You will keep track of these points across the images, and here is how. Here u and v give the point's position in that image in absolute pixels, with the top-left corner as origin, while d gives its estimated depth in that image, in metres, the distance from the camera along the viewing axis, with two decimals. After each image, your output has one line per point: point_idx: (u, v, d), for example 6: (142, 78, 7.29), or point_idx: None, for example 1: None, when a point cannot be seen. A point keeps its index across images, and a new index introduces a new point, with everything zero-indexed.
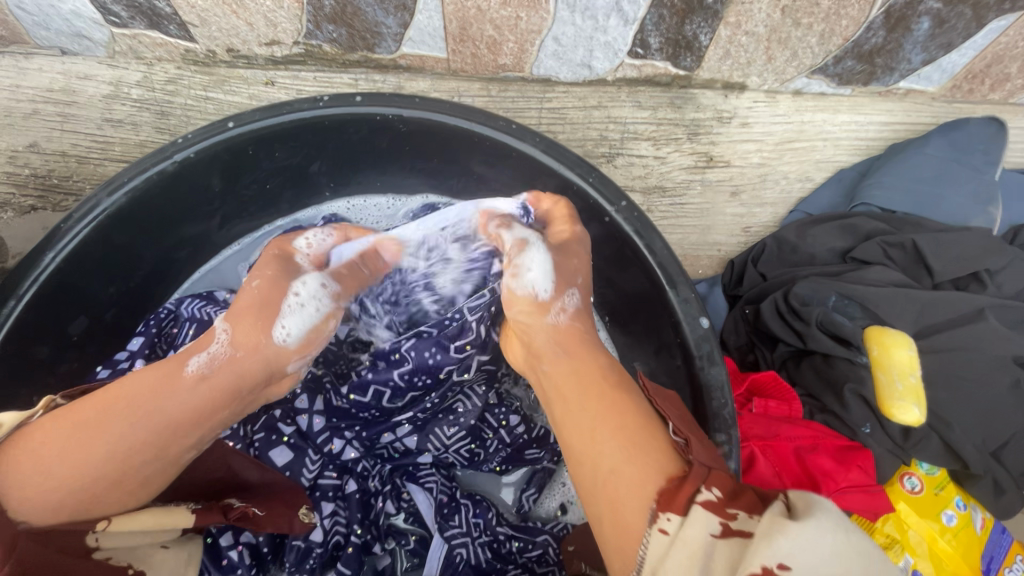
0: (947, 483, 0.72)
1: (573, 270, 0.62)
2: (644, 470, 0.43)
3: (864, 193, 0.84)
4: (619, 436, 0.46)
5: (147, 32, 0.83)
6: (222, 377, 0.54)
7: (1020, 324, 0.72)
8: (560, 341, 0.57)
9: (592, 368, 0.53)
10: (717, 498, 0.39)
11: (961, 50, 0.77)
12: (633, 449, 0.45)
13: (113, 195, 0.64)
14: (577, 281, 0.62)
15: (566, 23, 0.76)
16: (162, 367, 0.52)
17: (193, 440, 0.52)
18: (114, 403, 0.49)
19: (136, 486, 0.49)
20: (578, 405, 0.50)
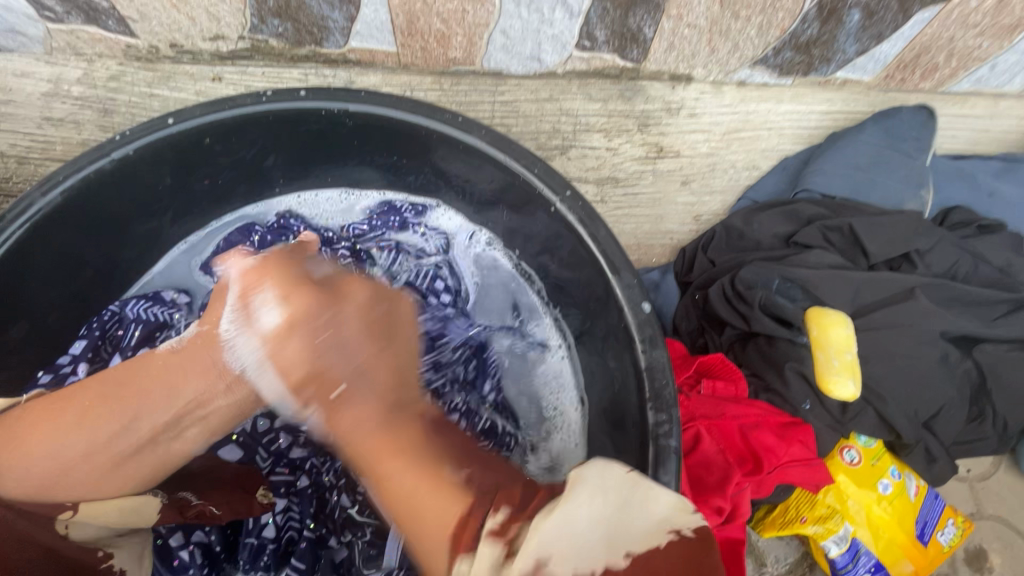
0: (884, 455, 0.76)
1: (320, 327, 0.56)
2: (440, 511, 0.44)
3: (806, 179, 0.87)
4: (422, 479, 0.46)
5: (84, 27, 0.81)
6: (193, 353, 0.57)
7: (948, 302, 0.76)
8: (352, 416, 0.53)
9: (387, 448, 0.50)
10: (497, 524, 0.41)
11: (891, 41, 0.81)
12: (425, 496, 0.45)
13: (49, 194, 0.63)
14: (318, 331, 0.56)
15: (512, 16, 0.77)
16: (130, 364, 0.57)
17: (159, 421, 0.55)
18: (95, 382, 0.55)
19: (99, 467, 0.54)
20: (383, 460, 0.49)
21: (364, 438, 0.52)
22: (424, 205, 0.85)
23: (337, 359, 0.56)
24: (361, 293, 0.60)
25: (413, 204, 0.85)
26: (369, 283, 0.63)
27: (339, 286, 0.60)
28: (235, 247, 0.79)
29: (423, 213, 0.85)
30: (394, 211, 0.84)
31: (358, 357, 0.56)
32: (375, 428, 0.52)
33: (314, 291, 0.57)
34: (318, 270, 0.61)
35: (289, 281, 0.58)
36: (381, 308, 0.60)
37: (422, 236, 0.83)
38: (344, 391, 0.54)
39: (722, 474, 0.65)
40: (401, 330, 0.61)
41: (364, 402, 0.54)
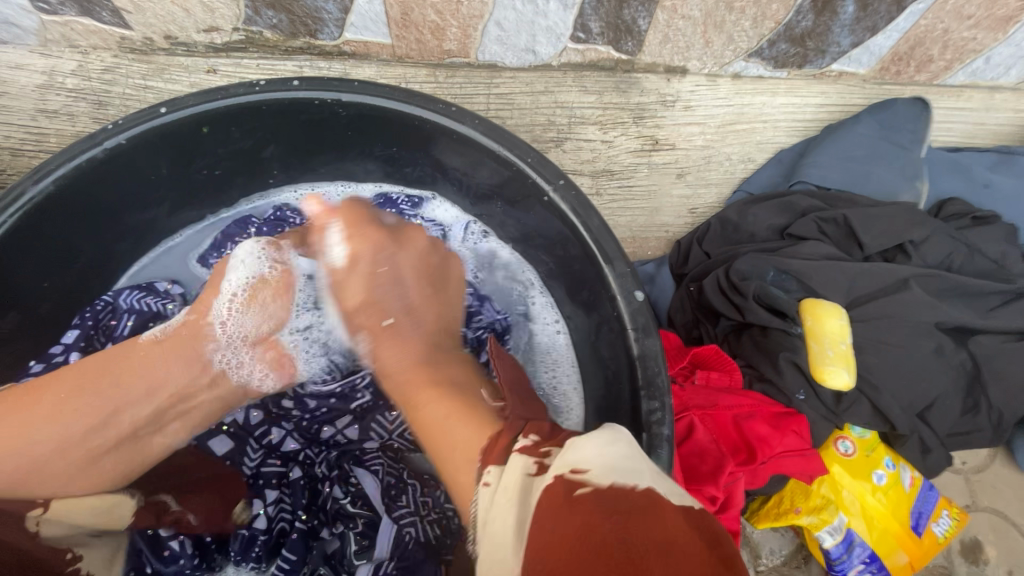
0: (878, 445, 0.76)
1: (381, 277, 0.70)
2: (469, 439, 0.50)
3: (802, 171, 0.87)
4: (450, 411, 0.54)
5: (79, 19, 0.80)
6: (178, 351, 0.62)
7: (943, 292, 0.76)
8: (402, 354, 0.65)
9: (420, 377, 0.61)
10: (529, 442, 0.45)
11: (886, 33, 0.81)
12: (456, 422, 0.53)
13: (40, 184, 0.63)
14: (380, 266, 0.70)
15: (506, 8, 0.77)
16: (106, 356, 0.60)
17: (139, 415, 0.59)
18: (66, 376, 0.56)
19: (77, 460, 0.56)
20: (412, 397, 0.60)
21: (406, 365, 0.64)
22: (420, 196, 0.85)
23: (393, 300, 0.70)
24: (418, 246, 0.73)
25: (409, 196, 0.85)
26: (428, 236, 0.77)
27: (405, 232, 0.74)
28: (232, 239, 0.80)
29: (419, 204, 0.85)
30: (389, 203, 0.84)
31: (409, 297, 0.70)
32: (413, 359, 0.64)
33: (383, 233, 0.72)
34: (391, 220, 0.75)
35: (355, 219, 0.72)
36: (432, 258, 0.74)
37: (419, 227, 0.84)
38: (394, 321, 0.68)
39: (717, 465, 0.64)
40: (448, 284, 0.75)
41: (409, 338, 0.67)
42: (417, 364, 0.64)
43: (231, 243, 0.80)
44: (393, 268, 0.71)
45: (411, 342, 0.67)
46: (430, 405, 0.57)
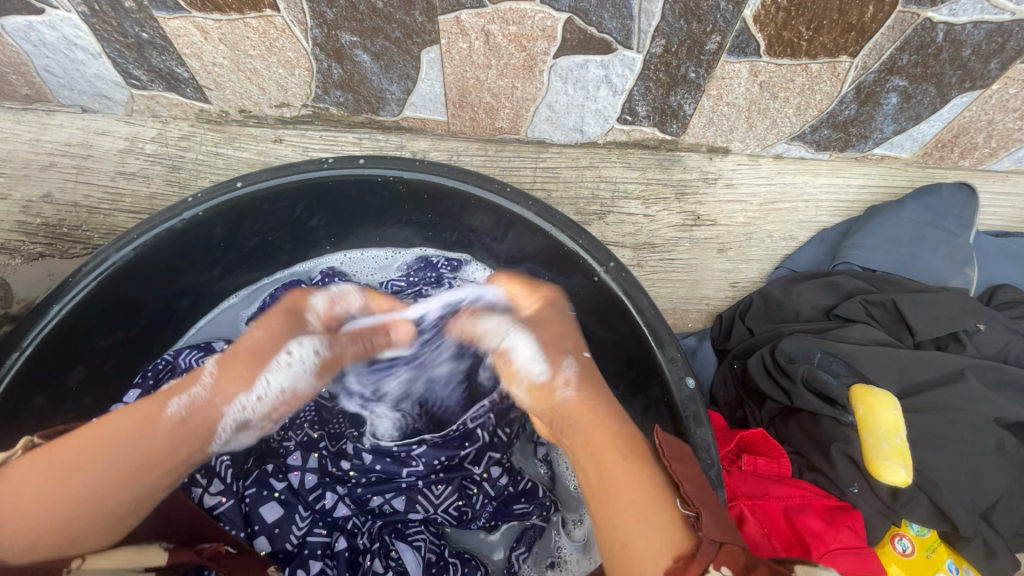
0: (938, 545, 0.73)
1: (560, 339, 0.67)
2: (654, 546, 0.48)
3: (845, 253, 0.87)
4: (633, 511, 0.51)
5: (165, 94, 0.88)
6: (203, 423, 0.58)
7: (1002, 385, 0.74)
8: (574, 415, 0.61)
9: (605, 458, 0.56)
10: None
11: (929, 121, 0.83)
12: (641, 526, 0.50)
13: (122, 251, 0.67)
14: (567, 349, 0.66)
15: (558, 92, 0.81)
16: (141, 408, 0.56)
17: (159, 480, 0.55)
18: (90, 445, 0.53)
19: (104, 526, 0.52)
20: (599, 487, 0.54)
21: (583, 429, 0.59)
22: (459, 260, 0.88)
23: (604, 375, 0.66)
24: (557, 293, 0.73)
25: (449, 260, 0.87)
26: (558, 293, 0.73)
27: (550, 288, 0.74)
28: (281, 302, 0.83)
29: (458, 267, 0.87)
30: (430, 267, 0.87)
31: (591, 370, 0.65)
32: (588, 420, 0.60)
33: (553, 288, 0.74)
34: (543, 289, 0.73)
35: (563, 318, 0.70)
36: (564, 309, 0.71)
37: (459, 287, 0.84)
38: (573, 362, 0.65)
39: None
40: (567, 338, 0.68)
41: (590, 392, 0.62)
42: (605, 438, 0.57)
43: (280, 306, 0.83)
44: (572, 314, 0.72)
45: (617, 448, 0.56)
46: (622, 467, 0.54)
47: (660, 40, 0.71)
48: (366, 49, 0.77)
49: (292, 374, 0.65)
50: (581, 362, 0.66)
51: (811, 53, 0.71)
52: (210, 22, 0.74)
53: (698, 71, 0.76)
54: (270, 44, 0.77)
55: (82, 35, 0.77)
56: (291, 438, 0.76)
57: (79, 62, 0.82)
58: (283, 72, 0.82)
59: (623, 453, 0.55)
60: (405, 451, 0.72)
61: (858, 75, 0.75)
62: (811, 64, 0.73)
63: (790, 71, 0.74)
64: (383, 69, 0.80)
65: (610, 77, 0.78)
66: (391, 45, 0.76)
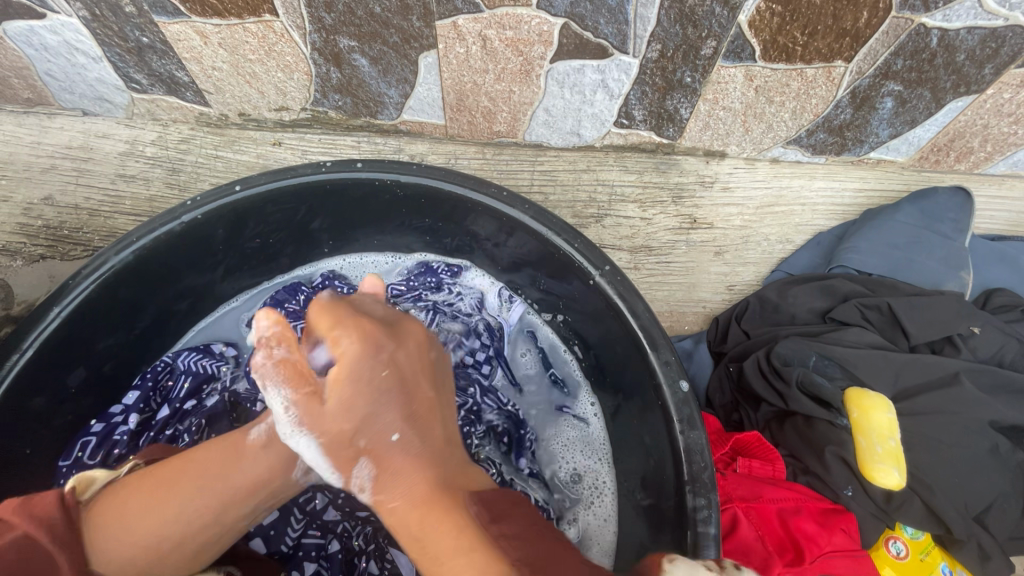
0: (932, 549, 0.73)
1: (369, 416, 0.46)
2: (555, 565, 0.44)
3: (841, 256, 0.88)
4: (515, 540, 0.44)
5: (165, 97, 0.89)
6: (283, 449, 0.51)
7: (996, 388, 0.74)
8: (385, 508, 0.46)
9: (428, 514, 0.43)
10: None
11: (925, 126, 0.83)
12: (529, 548, 0.45)
13: (121, 254, 0.68)
14: (370, 440, 0.46)
15: (555, 96, 0.82)
16: (222, 435, 0.62)
17: (241, 507, 0.60)
18: (186, 468, 0.59)
19: (185, 547, 0.57)
20: (433, 559, 0.42)
21: (397, 503, 0.45)
22: (459, 266, 0.89)
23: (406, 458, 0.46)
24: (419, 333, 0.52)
25: (449, 265, 0.88)
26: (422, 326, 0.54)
27: (401, 324, 0.52)
28: (281, 304, 0.83)
29: (458, 273, 0.88)
30: (431, 272, 0.87)
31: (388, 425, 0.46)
32: (404, 503, 0.44)
33: (379, 324, 0.50)
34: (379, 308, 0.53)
35: (372, 386, 0.46)
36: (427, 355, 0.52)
37: (458, 294, 0.85)
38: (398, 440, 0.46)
39: (761, 564, 0.63)
40: (417, 399, 0.48)
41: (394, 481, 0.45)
42: (421, 511, 0.44)
43: (280, 308, 0.83)
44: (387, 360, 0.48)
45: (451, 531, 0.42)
46: (461, 549, 0.41)
47: (655, 45, 0.72)
48: (364, 54, 0.77)
49: None
50: (389, 446, 0.46)
51: (806, 58, 0.72)
52: (210, 26, 0.75)
53: (693, 75, 0.76)
54: (269, 49, 0.78)
55: (83, 39, 0.78)
56: None
57: (80, 65, 0.82)
58: (282, 76, 0.83)
59: (464, 504, 0.44)
60: None
61: (853, 80, 0.75)
62: (805, 69, 0.74)
63: (785, 75, 0.75)
64: (381, 74, 0.80)
65: (607, 81, 0.78)
66: (389, 49, 0.76)
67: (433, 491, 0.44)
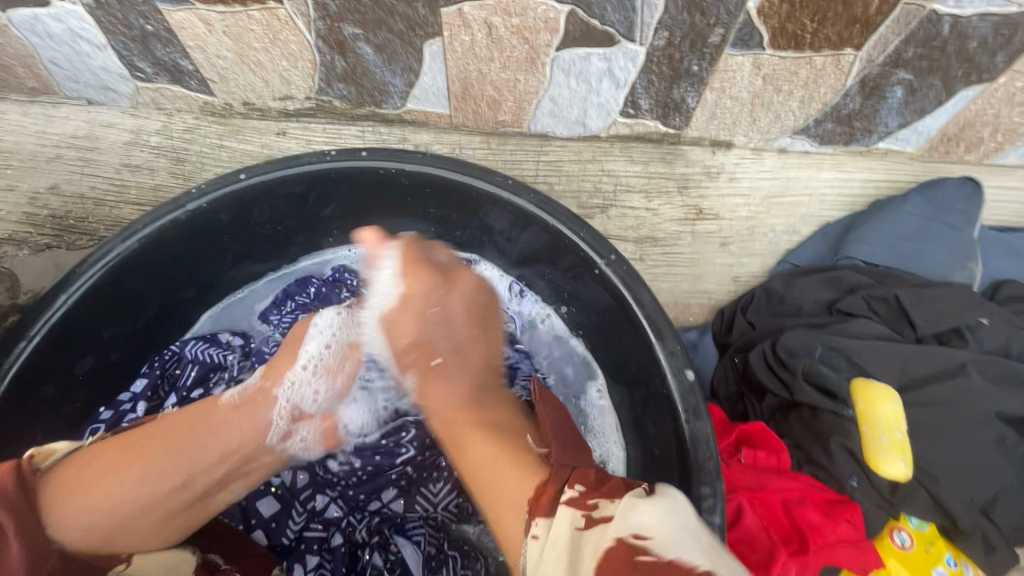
0: (937, 540, 0.72)
1: (428, 336, 0.69)
2: (520, 484, 0.52)
3: (848, 247, 0.87)
4: (497, 456, 0.57)
5: (169, 86, 0.88)
6: (254, 410, 0.63)
7: (1003, 379, 0.74)
8: (439, 411, 0.65)
9: (470, 423, 0.62)
10: (577, 494, 0.46)
11: (934, 115, 0.82)
12: (506, 467, 0.55)
13: (126, 242, 0.68)
14: (434, 355, 0.68)
15: (561, 85, 0.81)
16: (200, 408, 0.63)
17: (215, 476, 0.61)
18: (156, 435, 0.59)
19: (154, 519, 0.59)
20: (460, 441, 0.61)
21: (450, 407, 0.65)
22: (470, 260, 0.87)
23: (451, 379, 0.67)
24: (470, 284, 0.72)
25: (459, 258, 0.88)
26: (477, 276, 0.74)
27: (453, 273, 0.72)
28: (292, 297, 0.84)
29: (469, 267, 0.86)
30: None
31: (457, 334, 0.70)
32: (457, 402, 0.65)
33: (433, 272, 0.70)
34: (443, 255, 0.74)
35: (421, 297, 0.69)
36: (479, 297, 0.72)
37: None
38: (443, 362, 0.68)
39: (766, 555, 0.64)
40: (491, 322, 0.73)
41: (454, 378, 0.67)
42: (462, 409, 0.64)
43: (290, 301, 0.84)
44: (469, 300, 0.71)
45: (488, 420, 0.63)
46: (476, 433, 0.61)
47: (663, 33, 0.71)
48: (368, 41, 0.77)
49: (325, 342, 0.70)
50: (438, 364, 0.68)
51: (815, 46, 0.71)
52: (214, 14, 0.75)
53: (701, 64, 0.75)
54: (273, 37, 0.78)
55: (87, 27, 0.78)
56: None
57: (84, 54, 0.82)
58: (287, 64, 0.82)
59: (481, 426, 0.62)
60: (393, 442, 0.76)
61: (863, 68, 0.74)
62: (814, 57, 0.73)
63: (794, 63, 0.74)
64: (386, 62, 0.80)
65: (613, 70, 0.77)
66: (394, 37, 0.76)
67: (477, 398, 0.66)
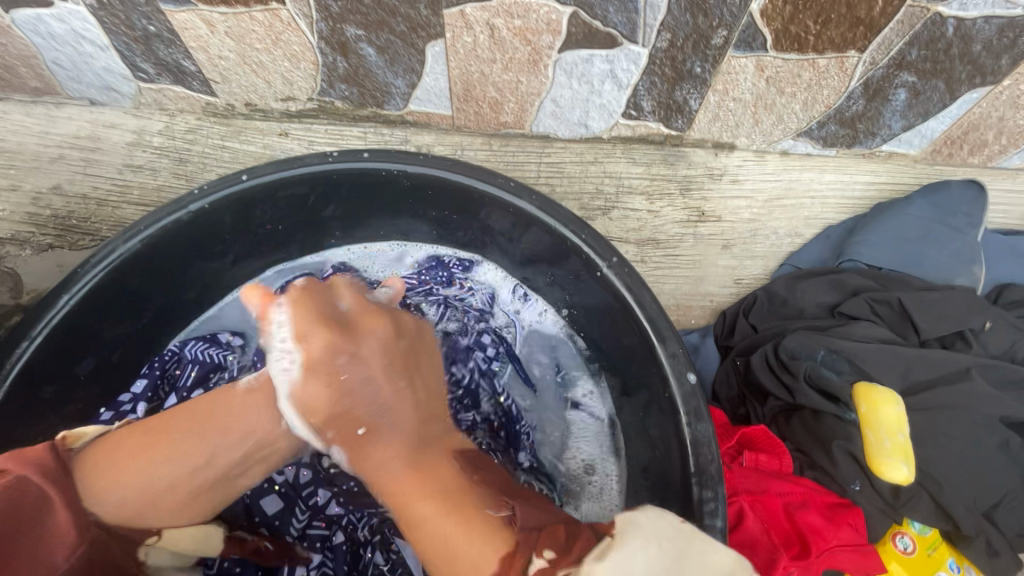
0: (940, 544, 0.73)
1: (338, 385, 0.57)
2: (479, 560, 0.47)
3: (851, 250, 0.87)
4: (456, 518, 0.51)
5: (171, 87, 0.89)
6: (263, 395, 0.60)
7: (1007, 384, 0.74)
8: (381, 462, 0.56)
9: (416, 491, 0.54)
10: (545, 564, 0.45)
11: (938, 118, 0.82)
12: (459, 540, 0.49)
13: (128, 242, 0.68)
14: (347, 408, 0.58)
15: (563, 87, 0.81)
16: (221, 389, 0.61)
17: (234, 457, 0.59)
18: (180, 418, 0.59)
19: (181, 497, 0.58)
20: (410, 521, 0.53)
21: (387, 484, 0.56)
22: (470, 260, 0.87)
23: (382, 442, 0.57)
24: (380, 331, 0.61)
25: (460, 258, 0.87)
26: (387, 316, 0.64)
27: (360, 324, 0.61)
28: None
29: (469, 268, 0.87)
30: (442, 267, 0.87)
31: (381, 394, 0.59)
32: (399, 470, 0.55)
33: (335, 330, 0.59)
34: (347, 303, 0.63)
35: (348, 361, 0.58)
36: (409, 337, 0.65)
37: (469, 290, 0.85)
38: (366, 431, 0.57)
39: (768, 558, 0.63)
40: (421, 365, 0.64)
41: (385, 439, 0.57)
42: (396, 477, 0.55)
43: None
44: (394, 339, 0.63)
45: (446, 479, 0.55)
46: (422, 505, 0.53)
47: (665, 34, 0.71)
48: (370, 43, 0.77)
49: None
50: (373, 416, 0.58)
51: (818, 48, 0.71)
52: (217, 15, 0.75)
53: (703, 66, 0.75)
54: (275, 38, 0.78)
55: (90, 27, 0.78)
56: None
57: (87, 54, 0.82)
58: (289, 65, 0.82)
59: (439, 498, 0.53)
60: None
61: (866, 71, 0.74)
62: (818, 59, 0.72)
63: (797, 66, 0.74)
64: (388, 63, 0.80)
65: (615, 71, 0.77)
66: (396, 38, 0.76)
67: (414, 454, 0.57)
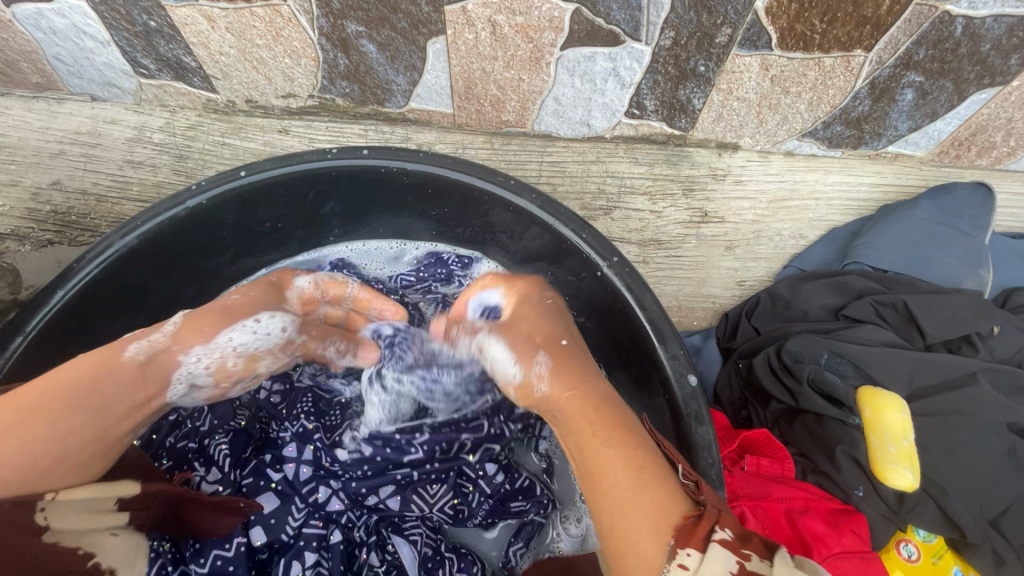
0: (945, 553, 0.71)
1: (528, 337, 0.63)
2: (660, 507, 0.46)
3: (856, 252, 0.86)
4: (630, 471, 0.49)
5: (172, 83, 0.88)
6: (159, 369, 0.61)
7: (1015, 390, 0.73)
8: (556, 402, 0.57)
9: (595, 423, 0.53)
10: (731, 538, 0.43)
11: (945, 119, 0.81)
12: (639, 490, 0.48)
13: (125, 237, 0.68)
14: (537, 345, 0.62)
15: (565, 85, 0.80)
16: (101, 354, 0.59)
17: (123, 425, 0.58)
18: (50, 386, 0.54)
19: (71, 466, 0.54)
20: (588, 447, 0.52)
21: (570, 404, 0.56)
22: (470, 257, 0.88)
23: (580, 359, 0.61)
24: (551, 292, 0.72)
25: (459, 256, 0.88)
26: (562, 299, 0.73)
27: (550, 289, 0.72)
28: None
29: (468, 265, 0.87)
30: (440, 263, 0.88)
31: (563, 324, 0.66)
32: (583, 397, 0.56)
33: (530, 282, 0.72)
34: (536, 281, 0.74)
35: (536, 312, 0.67)
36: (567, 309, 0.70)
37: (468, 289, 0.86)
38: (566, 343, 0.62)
39: None
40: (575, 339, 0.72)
41: (576, 365, 0.60)
42: (584, 394, 0.56)
43: None
44: (549, 299, 0.70)
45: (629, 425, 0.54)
46: (610, 450, 0.51)
47: (669, 32, 0.70)
48: (371, 39, 0.76)
49: (260, 343, 0.68)
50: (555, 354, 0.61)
51: (824, 47, 0.70)
52: (218, 10, 0.75)
53: (708, 64, 0.74)
54: (276, 33, 0.77)
55: (90, 22, 0.78)
56: (288, 428, 0.75)
57: (88, 49, 0.82)
58: (290, 62, 0.82)
59: (610, 422, 0.53)
60: (406, 440, 0.73)
61: (873, 70, 0.73)
62: (823, 58, 0.72)
63: (802, 65, 0.73)
64: (388, 60, 0.79)
65: (618, 70, 0.76)
66: (397, 35, 0.75)
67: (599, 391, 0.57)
